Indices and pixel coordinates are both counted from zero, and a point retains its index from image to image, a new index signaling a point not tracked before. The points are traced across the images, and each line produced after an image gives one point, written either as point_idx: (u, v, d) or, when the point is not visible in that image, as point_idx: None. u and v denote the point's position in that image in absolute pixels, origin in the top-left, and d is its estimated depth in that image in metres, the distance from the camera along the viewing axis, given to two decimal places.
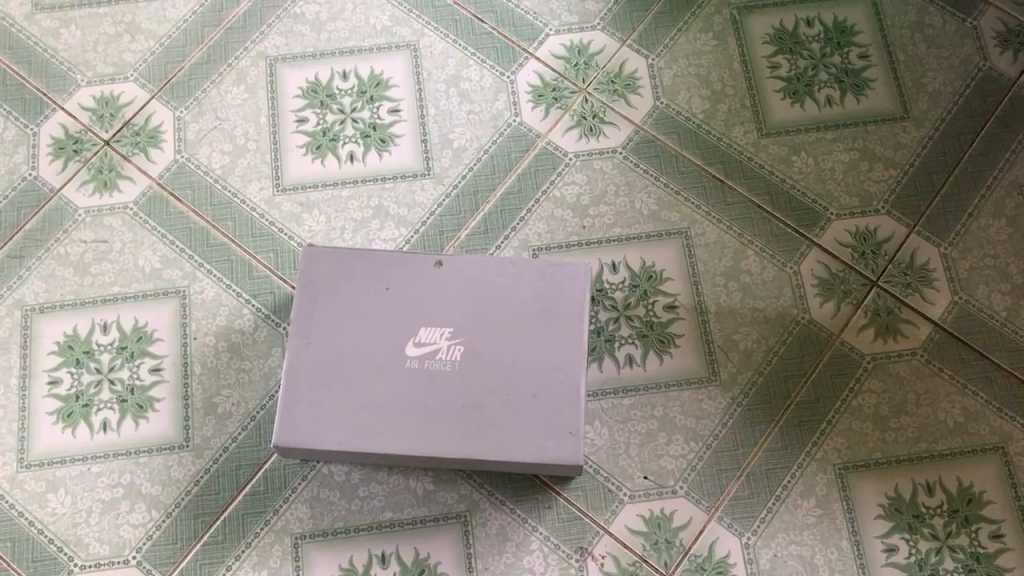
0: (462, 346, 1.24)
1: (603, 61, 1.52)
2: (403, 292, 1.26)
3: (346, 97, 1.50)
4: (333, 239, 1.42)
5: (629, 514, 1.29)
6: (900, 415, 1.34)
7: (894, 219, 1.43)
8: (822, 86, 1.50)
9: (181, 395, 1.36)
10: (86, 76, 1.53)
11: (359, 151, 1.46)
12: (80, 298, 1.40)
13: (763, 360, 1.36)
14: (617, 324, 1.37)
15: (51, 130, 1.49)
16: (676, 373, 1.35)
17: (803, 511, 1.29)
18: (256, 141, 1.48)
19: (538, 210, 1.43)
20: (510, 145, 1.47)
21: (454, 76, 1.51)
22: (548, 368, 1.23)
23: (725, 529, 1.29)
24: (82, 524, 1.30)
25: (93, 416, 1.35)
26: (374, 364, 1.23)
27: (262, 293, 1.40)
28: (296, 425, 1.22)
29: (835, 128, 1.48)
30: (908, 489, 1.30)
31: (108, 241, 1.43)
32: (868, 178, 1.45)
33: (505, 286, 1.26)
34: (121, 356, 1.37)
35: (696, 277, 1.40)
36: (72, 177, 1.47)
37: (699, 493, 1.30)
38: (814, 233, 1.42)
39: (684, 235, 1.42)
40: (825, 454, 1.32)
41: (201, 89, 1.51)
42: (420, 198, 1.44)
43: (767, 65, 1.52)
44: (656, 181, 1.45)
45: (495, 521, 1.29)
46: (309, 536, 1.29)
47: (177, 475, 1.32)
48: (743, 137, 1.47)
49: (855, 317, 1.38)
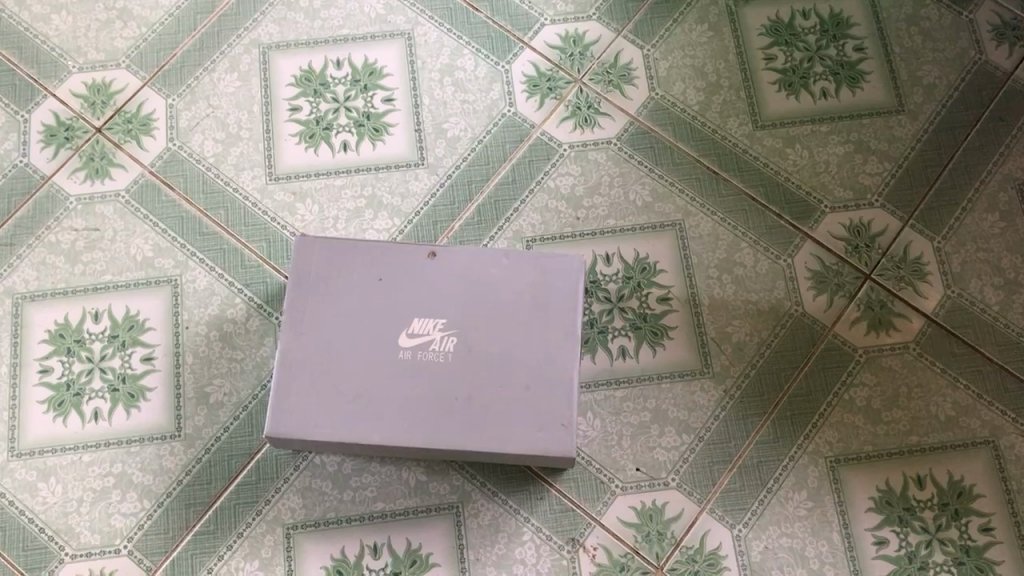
0: (455, 337, 1.24)
1: (598, 52, 1.51)
2: (396, 282, 1.26)
3: (340, 86, 1.49)
4: (326, 229, 1.41)
5: (621, 506, 1.30)
6: (892, 409, 1.34)
7: (888, 213, 1.43)
8: (817, 79, 1.50)
9: (172, 385, 1.35)
10: (77, 63, 1.51)
11: (352, 140, 1.46)
12: (72, 287, 1.39)
13: (755, 353, 1.36)
14: (611, 316, 1.37)
15: (42, 116, 1.48)
16: (669, 365, 1.35)
17: (794, 504, 1.30)
18: (249, 129, 1.47)
19: (531, 201, 1.43)
20: (504, 135, 1.46)
21: (448, 65, 1.50)
22: (541, 360, 1.23)
23: (717, 521, 1.29)
24: (73, 514, 1.30)
25: (84, 405, 1.34)
26: (367, 355, 1.23)
27: (254, 282, 1.39)
28: (288, 416, 1.21)
29: (829, 121, 1.48)
30: (898, 482, 1.30)
31: (99, 229, 1.42)
32: (862, 171, 1.45)
33: (498, 277, 1.26)
34: (112, 345, 1.37)
35: (689, 270, 1.40)
36: (63, 165, 1.46)
37: (691, 486, 1.30)
38: (808, 226, 1.42)
39: (677, 227, 1.42)
40: (817, 448, 1.32)
41: (194, 77, 1.50)
42: (413, 188, 1.43)
43: (762, 57, 1.51)
44: (650, 173, 1.45)
45: (487, 512, 1.29)
46: (300, 527, 1.29)
47: (169, 464, 1.32)
48: (738, 130, 1.47)
49: (847, 310, 1.38)
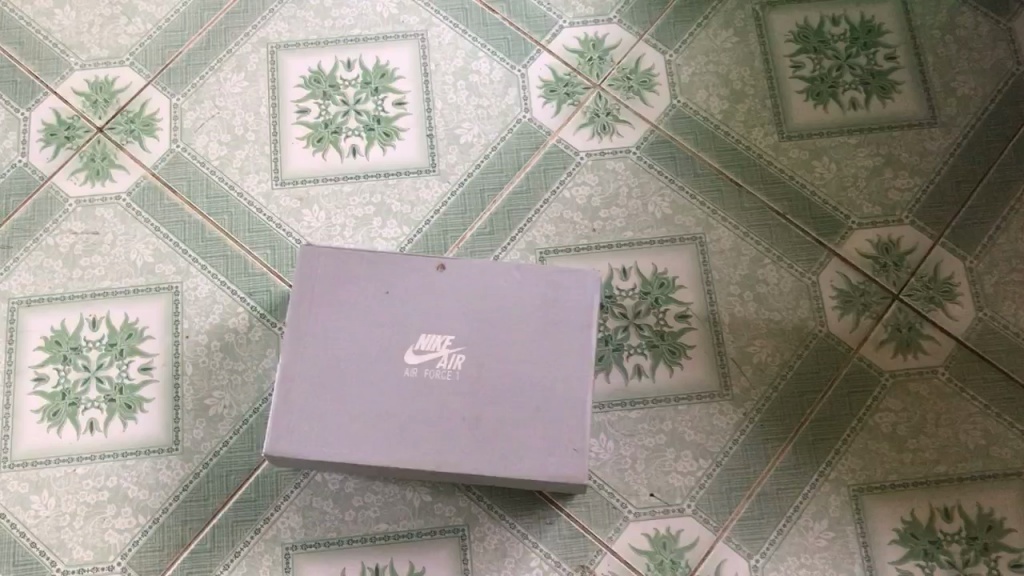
0: (464, 355, 1.18)
1: (618, 56, 1.45)
2: (403, 296, 1.21)
3: (350, 88, 1.44)
4: (333, 237, 1.36)
5: (634, 532, 1.24)
6: (919, 436, 1.28)
7: (918, 230, 1.37)
8: (846, 88, 1.44)
9: (171, 396, 1.31)
10: (79, 60, 1.47)
11: (361, 145, 1.40)
12: (69, 293, 1.35)
13: (777, 375, 1.31)
14: (627, 333, 1.32)
15: (42, 115, 1.44)
16: (686, 386, 1.30)
17: (815, 534, 1.24)
18: (255, 131, 1.42)
19: (546, 212, 1.37)
20: (519, 142, 1.41)
21: (462, 68, 1.45)
22: (553, 381, 1.18)
23: (733, 550, 1.24)
24: (65, 528, 1.26)
25: (79, 415, 1.30)
26: (371, 372, 1.18)
27: (257, 291, 1.35)
28: (288, 434, 1.16)
29: (858, 133, 1.42)
30: (924, 513, 1.25)
31: (99, 233, 1.38)
32: (892, 185, 1.39)
33: (509, 293, 1.21)
34: (110, 354, 1.32)
35: (709, 286, 1.34)
36: (63, 165, 1.41)
37: (707, 513, 1.25)
38: (834, 243, 1.36)
39: (698, 241, 1.36)
40: (839, 475, 1.26)
41: (199, 76, 1.45)
42: (423, 196, 1.38)
43: (789, 64, 1.45)
44: (670, 184, 1.39)
45: (494, 535, 1.24)
46: (300, 547, 1.24)
47: (165, 479, 1.28)
48: (763, 140, 1.41)
49: (874, 332, 1.33)
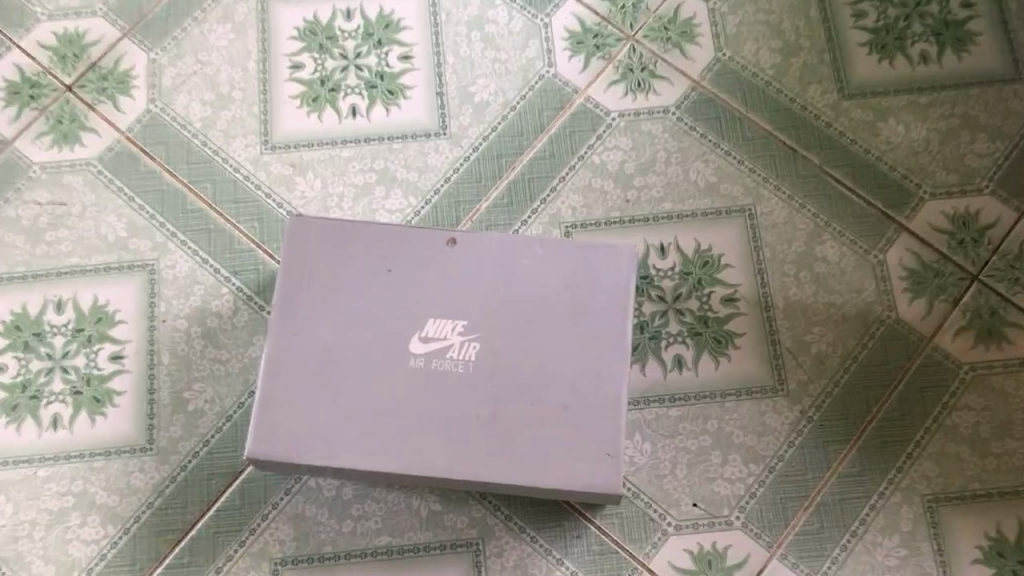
0: (478, 344, 1.01)
1: (654, 4, 1.28)
2: (408, 275, 1.04)
3: (350, 41, 1.27)
4: (329, 208, 1.20)
5: (674, 548, 1.08)
6: (1004, 439, 1.11)
7: (1000, 201, 1.19)
8: (916, 40, 1.26)
9: (145, 389, 1.15)
10: (46, 9, 1.30)
11: (362, 104, 1.24)
12: (32, 271, 1.19)
13: (839, 367, 1.13)
14: (665, 319, 1.15)
15: (4, 71, 1.27)
16: (734, 380, 1.13)
17: (884, 552, 1.07)
18: (243, 90, 1.26)
19: (572, 180, 1.20)
20: (542, 101, 1.24)
21: (477, 17, 1.27)
22: (582, 374, 1.01)
23: (789, 570, 1.07)
24: (24, 539, 1.10)
25: (41, 410, 1.14)
26: (370, 363, 1.01)
27: (243, 269, 1.18)
28: (274, 435, 1.00)
29: (930, 90, 1.24)
30: (1012, 529, 1.07)
31: (66, 204, 1.22)
32: (969, 150, 1.21)
33: (531, 271, 1.04)
34: (77, 340, 1.16)
35: (760, 265, 1.17)
36: (27, 128, 1.25)
37: (759, 527, 1.08)
38: (903, 216, 1.19)
39: (747, 213, 1.19)
40: (912, 484, 1.09)
41: (181, 28, 1.29)
42: (432, 162, 1.22)
43: (850, 12, 1.27)
44: (715, 148, 1.22)
45: (513, 551, 1.08)
46: (290, 562, 1.08)
47: (137, 483, 1.12)
48: (821, 100, 1.24)
49: (950, 318, 1.15)
